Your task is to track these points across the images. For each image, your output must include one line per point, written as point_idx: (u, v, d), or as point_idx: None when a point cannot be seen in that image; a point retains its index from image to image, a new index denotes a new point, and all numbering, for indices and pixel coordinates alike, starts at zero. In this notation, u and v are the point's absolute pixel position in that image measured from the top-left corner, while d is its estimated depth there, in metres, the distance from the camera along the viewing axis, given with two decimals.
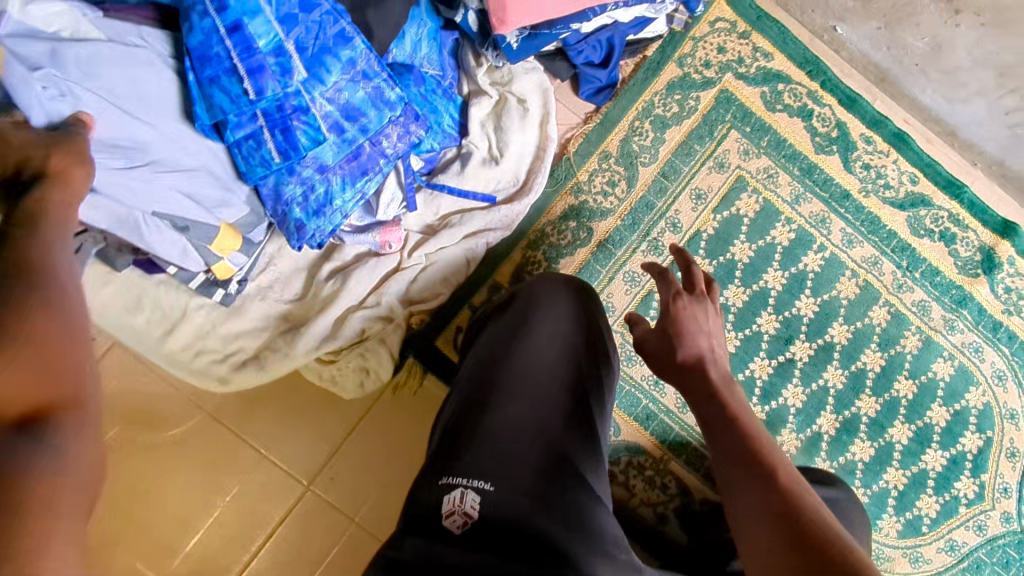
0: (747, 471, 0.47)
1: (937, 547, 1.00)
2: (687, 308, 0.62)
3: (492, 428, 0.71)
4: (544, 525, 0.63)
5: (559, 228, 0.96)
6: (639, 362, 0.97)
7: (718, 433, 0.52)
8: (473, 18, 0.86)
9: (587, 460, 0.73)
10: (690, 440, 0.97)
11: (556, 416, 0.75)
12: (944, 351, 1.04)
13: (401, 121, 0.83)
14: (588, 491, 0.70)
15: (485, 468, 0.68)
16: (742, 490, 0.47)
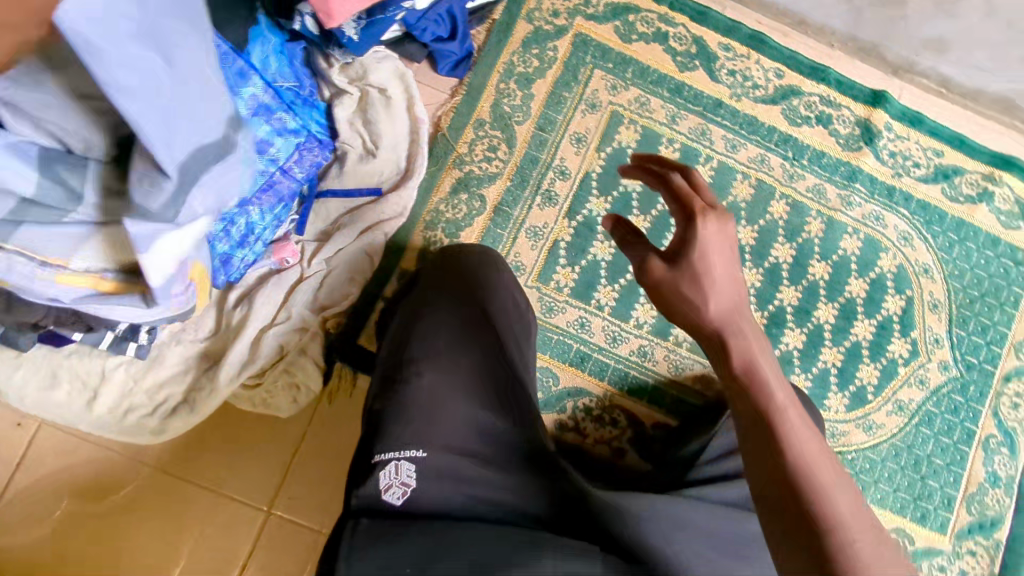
0: (794, 534, 0.43)
1: (887, 410, 1.04)
2: (703, 247, 0.55)
3: (419, 405, 0.72)
4: (480, 481, 0.67)
5: (452, 203, 0.98)
6: (560, 310, 0.99)
7: (762, 470, 0.46)
8: (311, 21, 0.82)
9: (521, 410, 0.76)
10: (628, 371, 1.00)
11: (476, 379, 0.77)
12: (848, 227, 1.07)
13: (303, 148, 0.92)
14: (516, 438, 0.73)
15: (414, 438, 0.69)
16: (784, 519, 0.44)
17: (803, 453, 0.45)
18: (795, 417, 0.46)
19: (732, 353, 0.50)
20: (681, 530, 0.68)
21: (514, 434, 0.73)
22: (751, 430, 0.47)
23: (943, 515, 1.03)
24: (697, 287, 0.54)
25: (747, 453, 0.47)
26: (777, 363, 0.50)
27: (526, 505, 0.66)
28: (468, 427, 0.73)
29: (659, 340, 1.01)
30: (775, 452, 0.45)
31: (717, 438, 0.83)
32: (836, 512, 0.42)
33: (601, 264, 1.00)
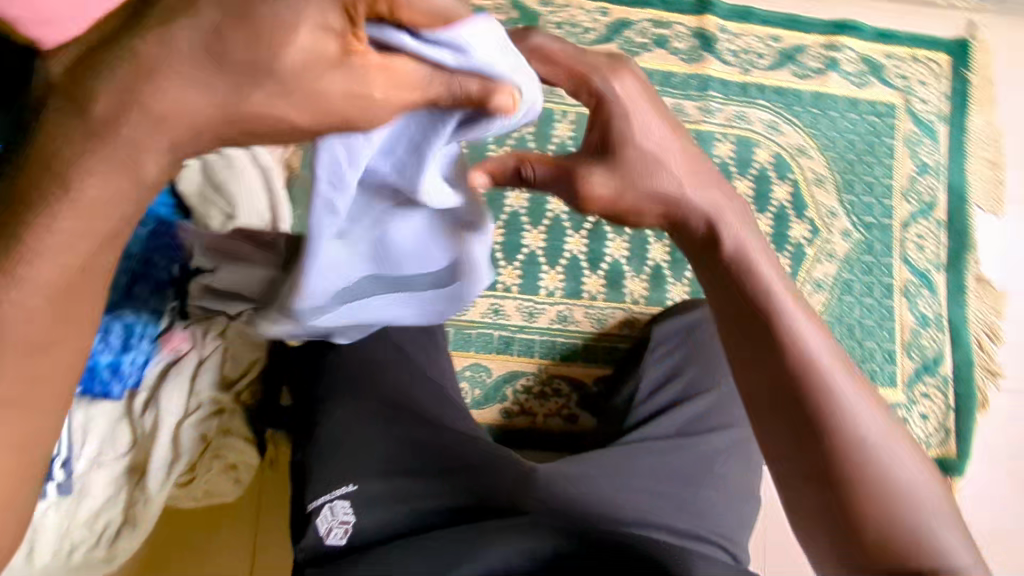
0: (776, 394, 0.53)
1: (808, 291, 1.07)
2: (625, 105, 0.58)
3: (340, 442, 0.77)
4: (422, 491, 0.73)
5: None
6: (470, 305, 0.99)
7: (748, 347, 0.55)
8: None
9: (444, 412, 0.82)
10: (555, 339, 1.01)
11: (392, 399, 0.80)
12: (717, 135, 1.09)
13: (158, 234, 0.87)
14: (445, 442, 0.77)
15: (344, 474, 0.74)
16: (765, 387, 0.54)
17: (786, 326, 0.54)
18: (778, 297, 0.55)
19: (720, 242, 0.58)
20: (636, 473, 0.81)
21: (440, 439, 0.77)
22: (735, 315, 0.56)
23: (890, 369, 1.07)
24: (656, 173, 0.58)
25: (734, 332, 0.57)
26: (768, 251, 0.58)
27: (467, 500, 0.72)
28: (392, 446, 0.77)
29: (575, 301, 1.01)
30: (757, 332, 0.55)
31: (646, 378, 0.93)
32: (815, 371, 0.52)
33: (496, 249, 1.00)
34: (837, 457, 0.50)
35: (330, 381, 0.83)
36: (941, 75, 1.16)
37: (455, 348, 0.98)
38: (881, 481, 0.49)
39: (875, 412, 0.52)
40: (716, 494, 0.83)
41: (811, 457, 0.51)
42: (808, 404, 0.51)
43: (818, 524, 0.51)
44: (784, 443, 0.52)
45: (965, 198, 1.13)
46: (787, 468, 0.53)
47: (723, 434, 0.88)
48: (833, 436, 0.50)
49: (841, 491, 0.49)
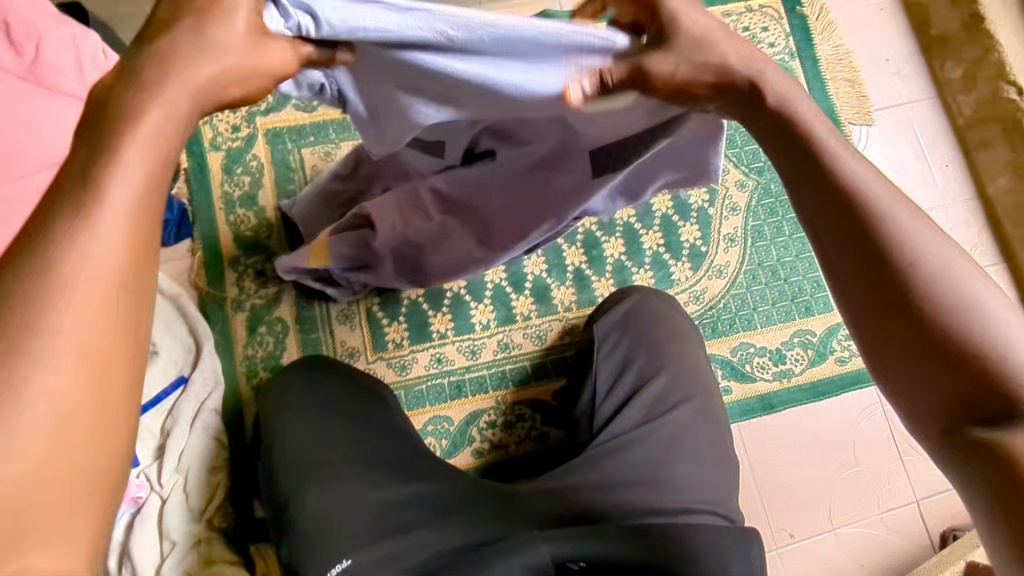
0: (853, 256, 0.42)
1: (723, 248, 1.11)
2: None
3: (316, 524, 0.73)
4: (419, 538, 0.70)
5: (257, 343, 0.99)
6: (412, 362, 1.00)
7: (806, 192, 0.44)
8: None
9: (414, 469, 0.82)
10: (503, 368, 1.02)
11: (359, 469, 0.79)
12: None
13: None
14: (422, 493, 0.77)
15: (336, 551, 0.69)
16: (831, 236, 0.43)
17: (854, 176, 0.43)
18: (839, 145, 0.44)
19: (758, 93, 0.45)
20: (615, 471, 0.81)
21: (416, 492, 0.77)
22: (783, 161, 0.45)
23: (822, 295, 1.11)
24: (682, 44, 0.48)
25: (797, 191, 0.45)
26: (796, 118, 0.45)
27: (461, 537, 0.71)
28: (376, 504, 0.75)
29: (511, 326, 1.04)
30: (824, 183, 0.43)
31: (601, 374, 0.93)
32: (896, 219, 0.41)
33: (420, 302, 1.02)
34: (934, 313, 0.40)
35: (290, 469, 0.80)
36: (779, 17, 1.22)
37: (410, 408, 0.99)
38: (965, 317, 0.40)
39: (949, 246, 0.42)
40: (693, 467, 0.83)
41: (900, 317, 0.41)
42: (893, 256, 0.41)
43: (913, 394, 0.41)
44: (857, 296, 0.42)
45: (837, 120, 1.19)
46: (873, 337, 0.42)
47: (686, 408, 0.89)
48: (910, 282, 0.41)
49: (944, 347, 0.40)
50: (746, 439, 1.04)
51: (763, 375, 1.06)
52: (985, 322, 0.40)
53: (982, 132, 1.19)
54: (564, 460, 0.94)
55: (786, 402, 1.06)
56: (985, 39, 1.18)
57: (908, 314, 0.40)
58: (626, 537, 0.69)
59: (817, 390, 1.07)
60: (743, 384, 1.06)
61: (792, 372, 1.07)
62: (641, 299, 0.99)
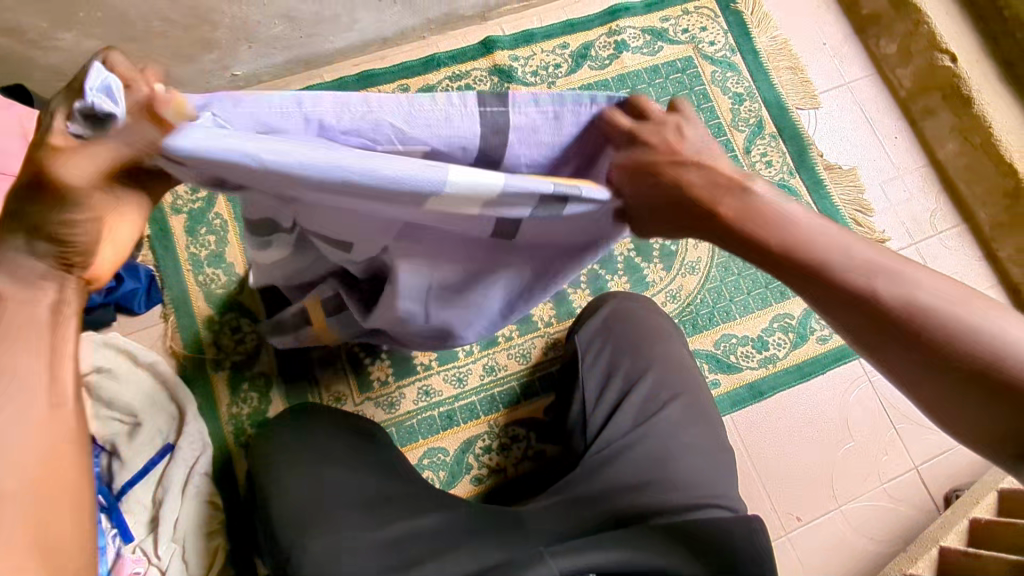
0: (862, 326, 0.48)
1: (692, 243, 1.12)
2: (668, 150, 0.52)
3: None
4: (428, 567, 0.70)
5: (240, 400, 0.98)
6: (401, 398, 1.00)
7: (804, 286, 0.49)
8: None
9: (411, 504, 0.80)
10: (491, 391, 1.02)
11: (357, 510, 0.77)
12: None
13: None
14: (423, 526, 0.76)
15: None
16: (840, 315, 0.49)
17: (832, 259, 0.48)
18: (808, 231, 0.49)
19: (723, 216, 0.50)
20: (614, 478, 0.80)
21: (418, 525, 0.76)
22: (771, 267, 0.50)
23: None
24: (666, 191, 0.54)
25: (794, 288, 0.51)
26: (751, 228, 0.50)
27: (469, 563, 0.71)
28: (377, 543, 0.73)
29: (494, 348, 1.04)
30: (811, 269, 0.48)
31: (588, 383, 0.91)
32: (879, 290, 0.47)
33: None
34: (949, 350, 0.46)
35: (283, 521, 0.77)
36: (714, 15, 1.25)
37: (403, 445, 0.98)
38: (992, 351, 0.45)
39: (953, 288, 0.47)
40: (693, 463, 0.82)
41: (926, 368, 0.47)
42: (901, 324, 0.47)
43: (960, 420, 0.47)
44: (884, 356, 0.49)
45: (785, 106, 1.22)
46: (912, 384, 0.48)
47: (677, 404, 0.87)
48: (927, 338, 0.46)
49: (976, 383, 0.45)
50: (741, 429, 1.05)
51: (749, 363, 1.07)
52: (1001, 351, 0.45)
53: (925, 102, 1.23)
54: (563, 473, 0.94)
55: (775, 387, 1.07)
56: (914, 14, 1.21)
57: (935, 365, 0.46)
58: (631, 542, 0.69)
59: (803, 370, 1.08)
60: (730, 374, 1.06)
61: (776, 357, 1.08)
62: (629, 302, 0.98)
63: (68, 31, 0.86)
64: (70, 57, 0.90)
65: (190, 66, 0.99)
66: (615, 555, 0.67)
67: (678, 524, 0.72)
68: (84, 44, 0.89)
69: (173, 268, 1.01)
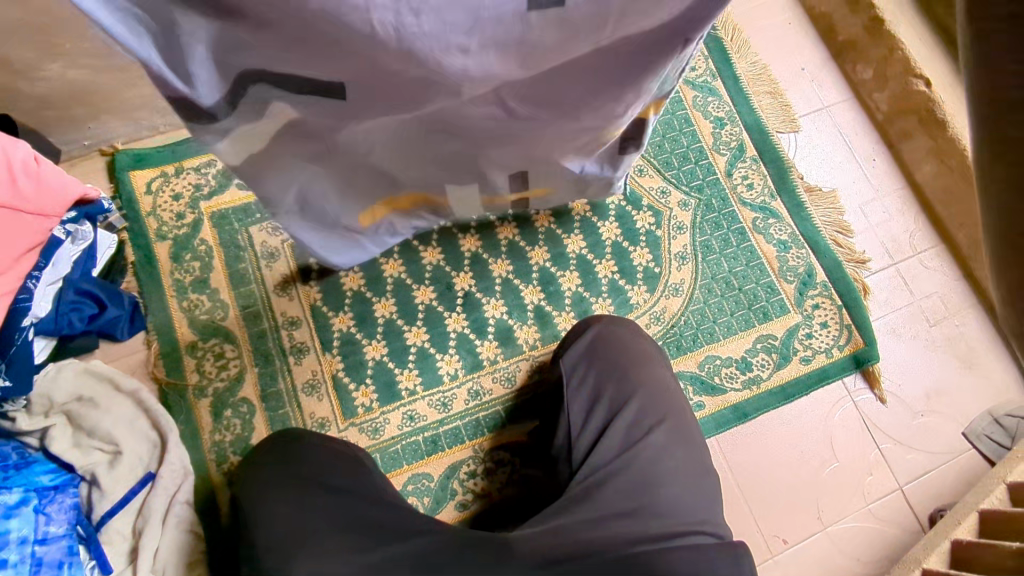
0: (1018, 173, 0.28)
1: (674, 266, 1.13)
2: None
3: None
4: None
5: (222, 427, 0.97)
6: (384, 423, 1.00)
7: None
8: None
9: (399, 525, 0.79)
10: (476, 416, 1.02)
11: (341, 536, 0.75)
12: None
13: (45, 504, 0.85)
14: (412, 550, 0.75)
15: None
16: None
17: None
18: None
19: None
20: (604, 505, 0.80)
21: (408, 548, 0.75)
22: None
23: (777, 299, 1.13)
24: None
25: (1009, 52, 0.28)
26: None
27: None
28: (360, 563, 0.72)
29: (479, 372, 1.04)
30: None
31: (573, 409, 0.91)
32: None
33: (385, 361, 1.02)
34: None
35: (261, 550, 0.74)
36: None
37: (387, 471, 0.98)
38: None
39: None
40: (679, 489, 0.82)
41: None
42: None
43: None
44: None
45: (766, 130, 1.24)
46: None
47: (662, 430, 0.87)
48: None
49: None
50: (725, 451, 1.05)
51: (733, 385, 1.08)
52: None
53: (903, 124, 1.24)
54: (535, 513, 0.93)
55: (758, 409, 1.07)
56: (888, 40, 1.23)
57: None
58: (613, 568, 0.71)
59: (786, 392, 1.08)
60: (714, 396, 1.07)
61: (760, 378, 1.08)
62: (615, 323, 0.99)
63: (56, 62, 0.86)
64: (56, 84, 0.90)
65: None
66: None
67: (667, 548, 0.73)
68: (72, 72, 0.88)
69: (157, 295, 1.01)
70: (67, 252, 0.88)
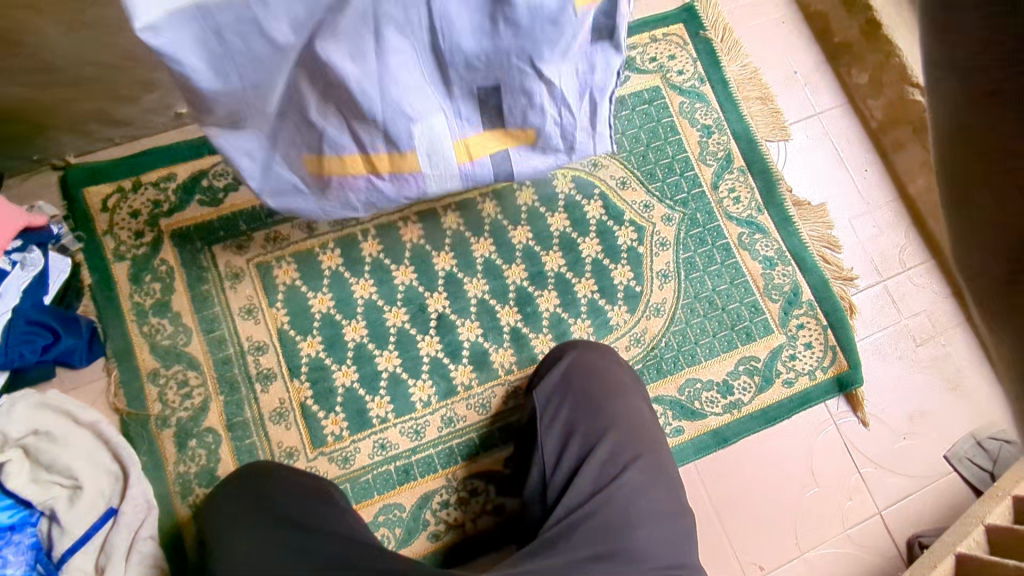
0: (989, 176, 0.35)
1: (656, 285, 1.10)
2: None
3: None
4: None
5: (187, 457, 0.94)
6: (355, 452, 0.97)
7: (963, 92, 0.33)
8: None
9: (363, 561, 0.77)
10: (449, 444, 0.99)
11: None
12: (514, 186, 1.11)
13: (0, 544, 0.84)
14: None
15: None
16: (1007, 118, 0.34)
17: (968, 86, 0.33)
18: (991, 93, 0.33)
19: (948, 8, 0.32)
20: (574, 548, 0.78)
21: None
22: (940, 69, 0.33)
23: (761, 318, 1.10)
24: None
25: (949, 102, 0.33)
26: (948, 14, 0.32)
27: None
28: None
29: (453, 398, 1.01)
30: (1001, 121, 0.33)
31: (546, 445, 0.89)
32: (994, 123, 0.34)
33: (355, 387, 0.99)
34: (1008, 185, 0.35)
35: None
36: (684, 43, 1.22)
37: (358, 501, 0.96)
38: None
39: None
40: (652, 532, 0.82)
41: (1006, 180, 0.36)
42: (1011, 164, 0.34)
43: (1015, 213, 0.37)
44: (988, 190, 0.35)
45: (754, 139, 1.19)
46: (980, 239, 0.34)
47: (637, 468, 0.85)
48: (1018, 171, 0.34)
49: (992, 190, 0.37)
50: (704, 476, 1.03)
51: (713, 410, 1.05)
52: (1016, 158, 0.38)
53: (896, 134, 1.20)
54: (522, 544, 0.93)
55: (739, 434, 1.05)
56: (886, 45, 1.17)
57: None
58: None
59: (768, 416, 1.06)
60: (694, 421, 1.05)
61: (741, 402, 1.06)
62: (592, 350, 0.97)
63: None
64: None
65: (133, 106, 0.94)
66: None
67: None
68: (13, 89, 0.83)
69: (115, 319, 0.97)
70: (15, 280, 0.86)
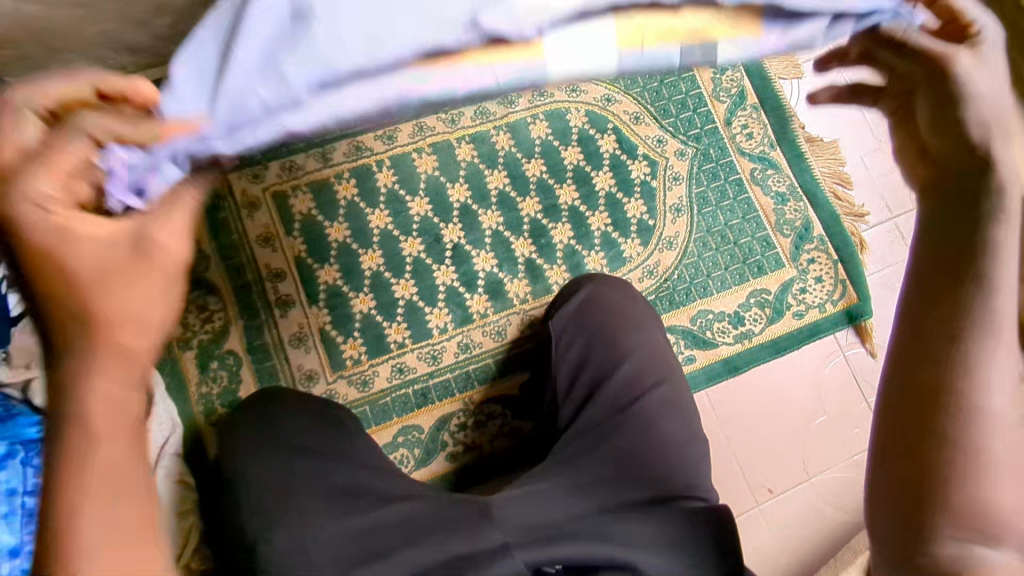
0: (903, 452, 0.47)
1: (669, 219, 1.11)
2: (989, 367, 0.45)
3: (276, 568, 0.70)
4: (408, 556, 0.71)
5: (209, 378, 0.96)
6: (374, 376, 0.99)
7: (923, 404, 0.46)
8: None
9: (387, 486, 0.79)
10: (466, 369, 1.01)
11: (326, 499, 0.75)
12: (527, 119, 1.11)
13: None
14: (399, 514, 0.75)
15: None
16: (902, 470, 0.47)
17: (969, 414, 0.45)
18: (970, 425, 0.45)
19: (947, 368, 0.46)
20: (592, 469, 0.81)
21: (396, 514, 0.75)
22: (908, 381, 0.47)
23: (772, 253, 1.11)
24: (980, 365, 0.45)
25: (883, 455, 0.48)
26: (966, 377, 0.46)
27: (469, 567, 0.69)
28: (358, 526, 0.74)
29: (469, 326, 1.03)
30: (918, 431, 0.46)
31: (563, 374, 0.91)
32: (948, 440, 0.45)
33: (373, 314, 1.01)
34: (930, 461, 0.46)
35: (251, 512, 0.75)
36: None
37: (376, 423, 0.98)
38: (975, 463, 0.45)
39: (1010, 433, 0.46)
40: (664, 457, 0.82)
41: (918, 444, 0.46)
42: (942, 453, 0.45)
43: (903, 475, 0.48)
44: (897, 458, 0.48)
45: (767, 77, 1.19)
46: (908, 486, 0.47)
47: (653, 396, 0.87)
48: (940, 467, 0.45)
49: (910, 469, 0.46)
50: (715, 403, 1.05)
51: (724, 339, 1.07)
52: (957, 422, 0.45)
53: None
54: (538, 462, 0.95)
55: (750, 362, 1.07)
56: None
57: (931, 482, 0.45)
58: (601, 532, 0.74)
59: (777, 346, 1.08)
60: (706, 350, 1.06)
61: (752, 333, 1.08)
62: (605, 284, 0.98)
63: None
64: None
65: None
66: (586, 547, 0.71)
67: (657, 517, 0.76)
68: None
69: None
70: None
